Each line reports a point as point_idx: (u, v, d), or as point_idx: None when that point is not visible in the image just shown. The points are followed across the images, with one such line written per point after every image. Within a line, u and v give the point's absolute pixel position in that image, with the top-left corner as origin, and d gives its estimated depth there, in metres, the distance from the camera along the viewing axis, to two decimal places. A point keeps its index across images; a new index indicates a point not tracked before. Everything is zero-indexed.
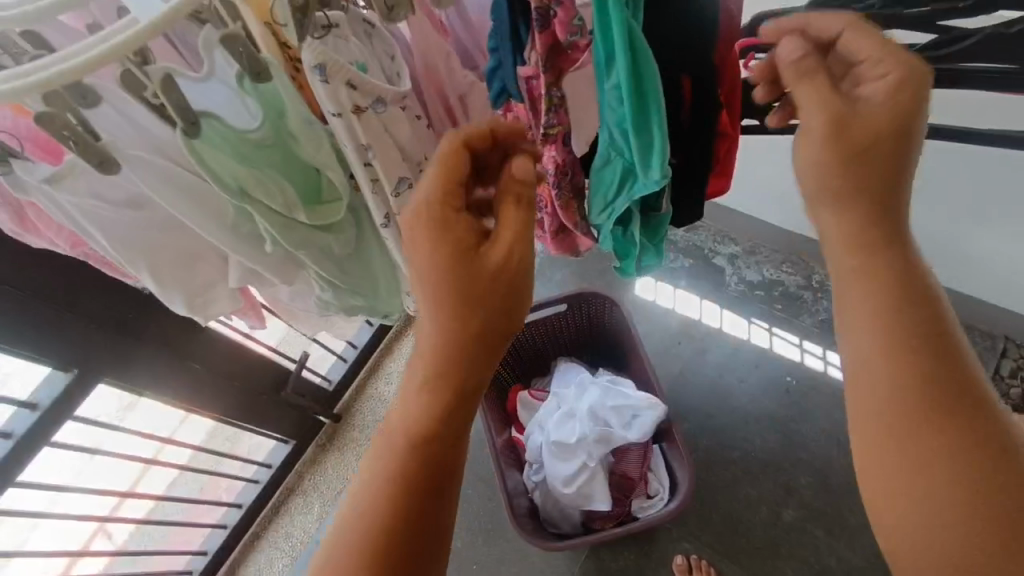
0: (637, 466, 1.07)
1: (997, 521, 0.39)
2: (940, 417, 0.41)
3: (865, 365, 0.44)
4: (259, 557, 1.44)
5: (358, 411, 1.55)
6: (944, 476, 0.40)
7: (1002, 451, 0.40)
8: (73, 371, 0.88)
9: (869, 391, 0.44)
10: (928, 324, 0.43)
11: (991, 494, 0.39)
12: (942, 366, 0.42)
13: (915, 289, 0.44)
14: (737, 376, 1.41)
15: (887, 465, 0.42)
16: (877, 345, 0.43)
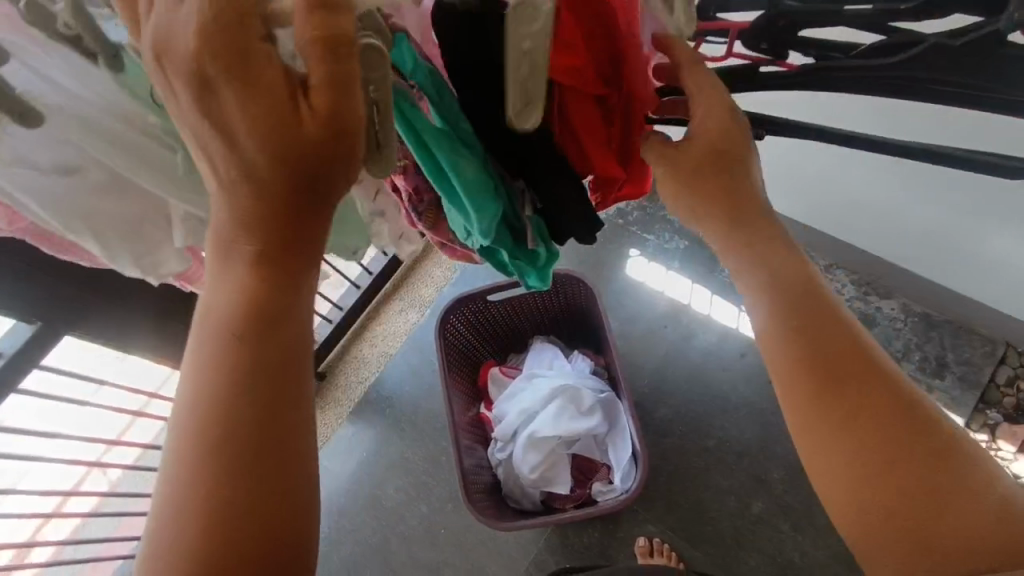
0: (599, 450, 1.06)
1: (911, 470, 0.41)
2: (832, 393, 0.44)
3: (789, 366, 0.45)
4: None
5: (342, 371, 1.57)
6: (856, 453, 0.42)
7: (913, 409, 0.43)
8: (36, 324, 0.88)
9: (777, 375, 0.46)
10: (820, 313, 0.46)
11: (911, 443, 0.42)
12: (845, 353, 0.44)
13: (793, 281, 0.47)
14: (720, 364, 1.38)
15: (815, 454, 0.44)
16: (792, 356, 0.45)
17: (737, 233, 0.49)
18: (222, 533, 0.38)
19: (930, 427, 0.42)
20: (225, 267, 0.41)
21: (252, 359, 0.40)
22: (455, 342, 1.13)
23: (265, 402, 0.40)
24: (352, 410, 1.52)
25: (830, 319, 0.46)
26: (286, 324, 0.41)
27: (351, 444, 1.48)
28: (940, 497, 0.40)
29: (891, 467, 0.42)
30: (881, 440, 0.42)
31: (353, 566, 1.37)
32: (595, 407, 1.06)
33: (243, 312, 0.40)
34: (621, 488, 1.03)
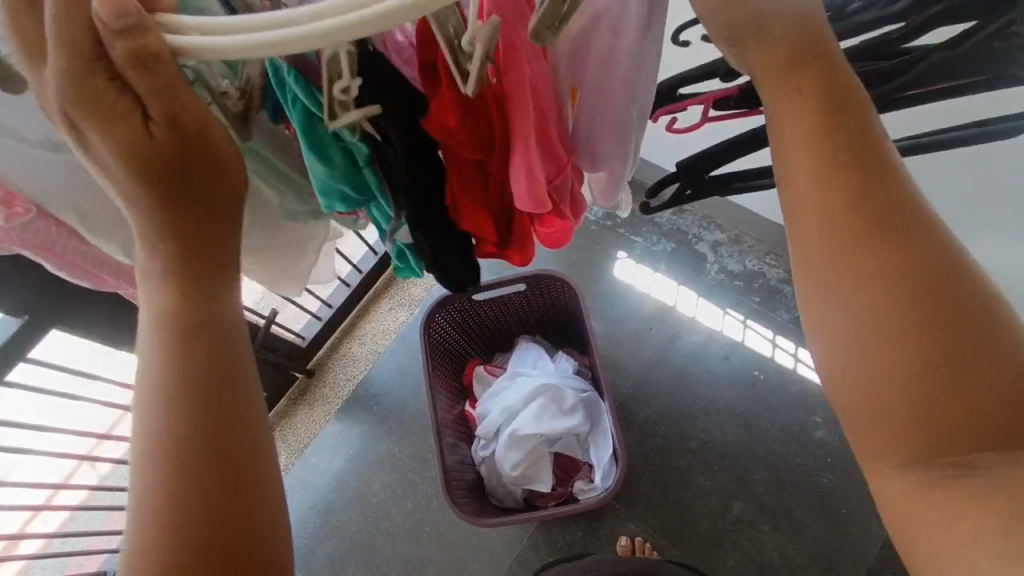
0: (580, 449, 1.08)
1: (945, 349, 0.36)
2: (891, 260, 0.37)
3: (811, 219, 0.39)
4: None
5: (332, 368, 1.58)
6: (905, 348, 0.36)
7: (955, 280, 0.37)
8: (22, 318, 0.89)
9: (808, 227, 0.39)
10: (875, 182, 0.38)
11: (946, 320, 0.36)
12: (899, 227, 0.38)
13: (849, 130, 0.39)
14: (704, 366, 1.39)
15: (837, 318, 0.38)
16: (830, 207, 0.38)
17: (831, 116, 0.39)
18: (188, 518, 0.38)
19: (971, 301, 0.36)
20: (154, 294, 0.44)
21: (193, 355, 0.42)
22: (439, 341, 1.14)
23: (220, 397, 0.41)
24: (340, 407, 1.53)
25: (890, 190, 0.38)
26: (216, 337, 0.43)
27: (339, 440, 1.49)
28: (990, 395, 0.35)
29: (939, 366, 0.35)
30: (936, 333, 0.36)
31: (338, 562, 1.38)
32: (577, 406, 1.07)
33: (172, 316, 0.43)
34: (602, 487, 1.04)
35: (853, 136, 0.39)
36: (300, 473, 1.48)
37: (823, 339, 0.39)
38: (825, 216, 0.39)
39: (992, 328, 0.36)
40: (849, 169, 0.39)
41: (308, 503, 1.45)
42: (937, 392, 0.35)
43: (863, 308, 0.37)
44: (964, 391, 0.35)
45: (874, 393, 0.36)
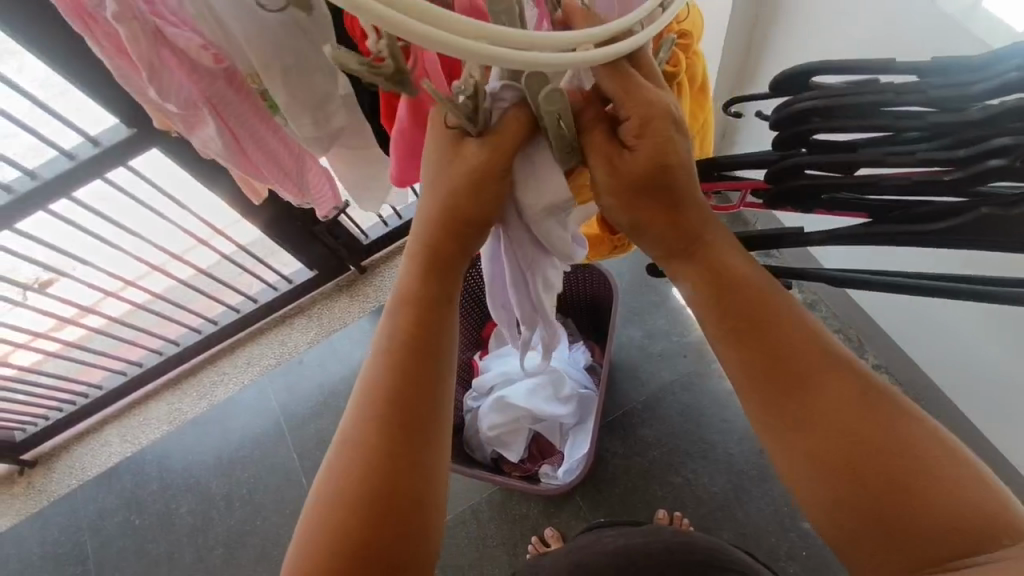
0: (559, 436, 1.10)
1: (872, 476, 0.46)
2: (801, 405, 0.50)
3: (739, 367, 0.53)
4: (254, 348, 1.66)
5: (381, 272, 1.67)
6: (833, 473, 0.48)
7: (859, 398, 0.49)
8: (132, 129, 1.00)
9: (739, 389, 0.54)
10: (790, 347, 0.51)
11: (859, 447, 0.47)
12: (805, 374, 0.50)
13: (728, 283, 0.54)
14: (719, 413, 1.35)
15: (791, 465, 0.50)
16: (743, 365, 0.53)
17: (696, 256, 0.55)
18: (347, 519, 0.49)
19: (871, 423, 0.48)
20: (388, 326, 0.57)
21: (397, 386, 0.54)
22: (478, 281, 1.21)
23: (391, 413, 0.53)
24: (376, 309, 1.63)
25: (778, 341, 0.52)
26: (406, 367, 0.55)
27: (364, 336, 1.61)
28: (915, 486, 0.45)
29: (883, 500, 0.46)
30: (865, 464, 0.47)
31: (324, 440, 1.51)
32: (572, 398, 1.09)
33: (407, 346, 0.55)
34: (561, 479, 1.07)
35: (732, 278, 0.54)
36: (322, 351, 1.61)
37: (784, 479, 0.51)
38: (743, 388, 0.53)
39: (899, 431, 0.47)
40: (738, 317, 0.53)
41: (320, 379, 1.58)
42: (876, 511, 0.46)
43: (781, 448, 0.51)
44: (895, 503, 0.45)
45: (827, 510, 0.48)
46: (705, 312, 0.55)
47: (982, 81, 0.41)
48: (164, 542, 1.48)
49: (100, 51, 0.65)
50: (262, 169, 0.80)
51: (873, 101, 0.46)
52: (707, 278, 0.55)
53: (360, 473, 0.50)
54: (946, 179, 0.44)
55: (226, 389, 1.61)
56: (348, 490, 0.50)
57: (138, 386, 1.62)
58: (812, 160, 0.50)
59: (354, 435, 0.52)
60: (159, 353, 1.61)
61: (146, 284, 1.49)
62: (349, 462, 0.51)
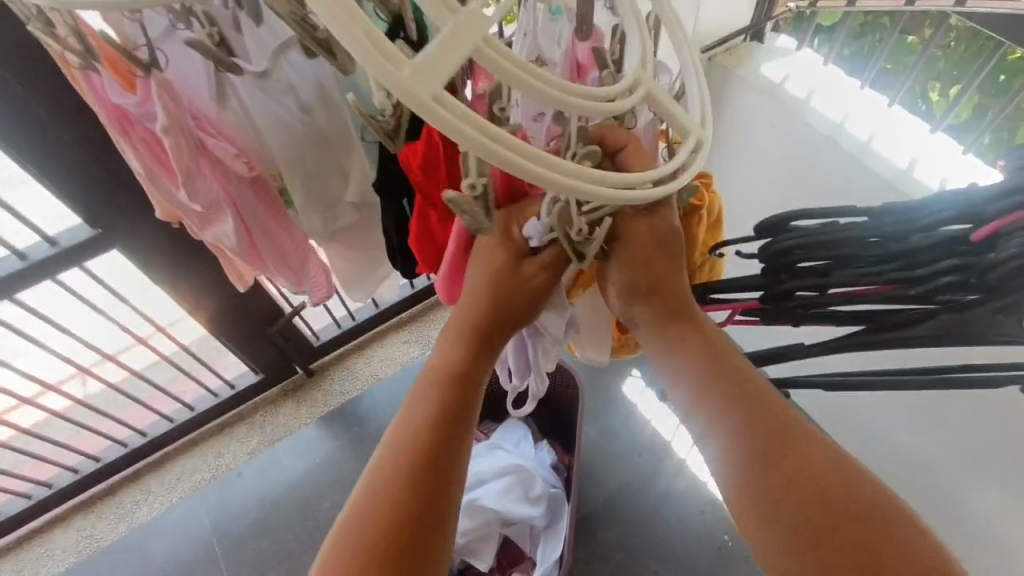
0: (530, 541, 1.08)
1: (847, 551, 0.46)
2: (781, 477, 0.50)
3: (718, 441, 0.53)
4: (186, 461, 1.53)
5: (330, 376, 1.62)
6: (813, 552, 0.47)
7: (830, 471, 0.49)
8: (95, 230, 0.99)
9: (717, 461, 0.53)
10: (769, 420, 0.52)
11: (832, 521, 0.47)
12: (784, 447, 0.51)
13: (714, 356, 0.55)
14: (678, 509, 1.37)
15: (768, 539, 0.49)
16: (722, 436, 0.52)
17: (683, 328, 0.56)
18: None
19: (844, 497, 0.48)
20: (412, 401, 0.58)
21: (410, 467, 0.53)
22: None
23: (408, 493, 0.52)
24: (324, 414, 1.57)
25: (760, 406, 0.53)
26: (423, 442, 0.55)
27: (311, 444, 1.53)
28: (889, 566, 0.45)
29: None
30: (841, 540, 0.47)
31: (262, 562, 1.38)
32: (542, 498, 1.08)
33: (427, 421, 0.56)
34: None
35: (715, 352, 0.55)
36: (263, 463, 1.51)
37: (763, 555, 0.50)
38: (720, 449, 0.52)
39: (868, 503, 0.48)
40: (721, 390, 0.53)
41: (259, 493, 1.47)
42: None
43: (759, 508, 0.50)
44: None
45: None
46: (683, 372, 0.55)
47: (926, 218, 0.49)
48: None
49: (131, 153, 0.64)
50: (268, 263, 0.82)
51: (841, 233, 0.53)
52: (696, 344, 0.56)
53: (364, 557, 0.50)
54: (910, 294, 0.50)
55: (149, 509, 1.46)
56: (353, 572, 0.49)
57: (44, 508, 1.43)
58: (797, 285, 0.56)
59: (364, 513, 0.52)
60: (75, 470, 1.45)
61: (72, 390, 1.37)
62: (354, 542, 0.51)
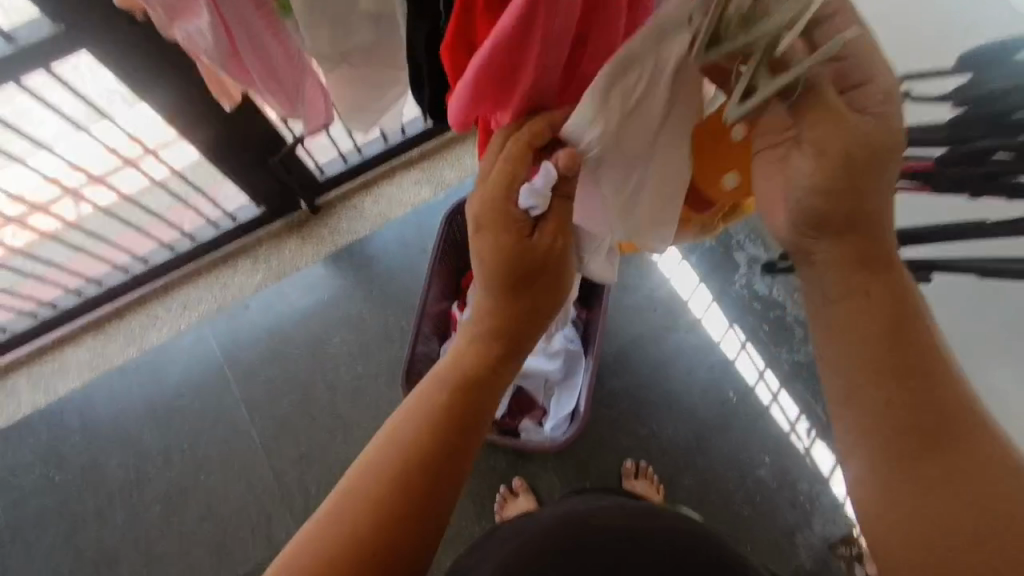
0: (544, 393, 1.08)
1: (966, 517, 0.48)
2: (917, 436, 0.51)
3: (861, 393, 0.53)
4: (190, 290, 1.50)
5: (336, 213, 1.53)
6: (927, 512, 0.50)
7: (970, 447, 0.50)
8: (58, 25, 0.83)
9: (853, 406, 0.54)
10: (919, 385, 0.52)
11: (955, 486, 0.49)
12: (931, 410, 0.51)
13: (882, 311, 0.53)
14: (686, 368, 1.37)
15: (891, 488, 0.51)
16: (869, 388, 0.53)
17: (858, 275, 0.54)
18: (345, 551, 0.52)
19: (976, 468, 0.50)
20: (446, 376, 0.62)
21: (435, 445, 0.57)
22: (458, 232, 1.13)
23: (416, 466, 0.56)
24: (331, 253, 1.51)
25: (921, 368, 0.52)
26: (445, 428, 0.58)
27: (319, 281, 1.49)
28: (1004, 541, 0.47)
29: (973, 546, 0.47)
30: (961, 505, 0.49)
31: (274, 390, 1.41)
32: (560, 353, 1.06)
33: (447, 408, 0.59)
34: (544, 434, 1.06)
35: (886, 306, 0.53)
36: (270, 297, 1.48)
37: (869, 500, 0.53)
38: (863, 398, 0.53)
39: (996, 480, 0.49)
40: (884, 346, 0.53)
41: (267, 325, 1.46)
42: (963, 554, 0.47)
43: (879, 454, 0.52)
44: (984, 550, 0.47)
45: (887, 511, 0.51)
46: (847, 308, 0.54)
47: None
48: (93, 501, 1.35)
49: None
50: (253, 75, 0.69)
51: None
52: (862, 296, 0.54)
53: (372, 510, 0.53)
54: None
55: (158, 335, 1.46)
56: (359, 522, 0.53)
57: (52, 326, 1.43)
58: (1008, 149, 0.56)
59: (377, 469, 0.56)
60: (77, 293, 1.41)
61: (60, 213, 1.24)
62: (376, 487, 0.55)
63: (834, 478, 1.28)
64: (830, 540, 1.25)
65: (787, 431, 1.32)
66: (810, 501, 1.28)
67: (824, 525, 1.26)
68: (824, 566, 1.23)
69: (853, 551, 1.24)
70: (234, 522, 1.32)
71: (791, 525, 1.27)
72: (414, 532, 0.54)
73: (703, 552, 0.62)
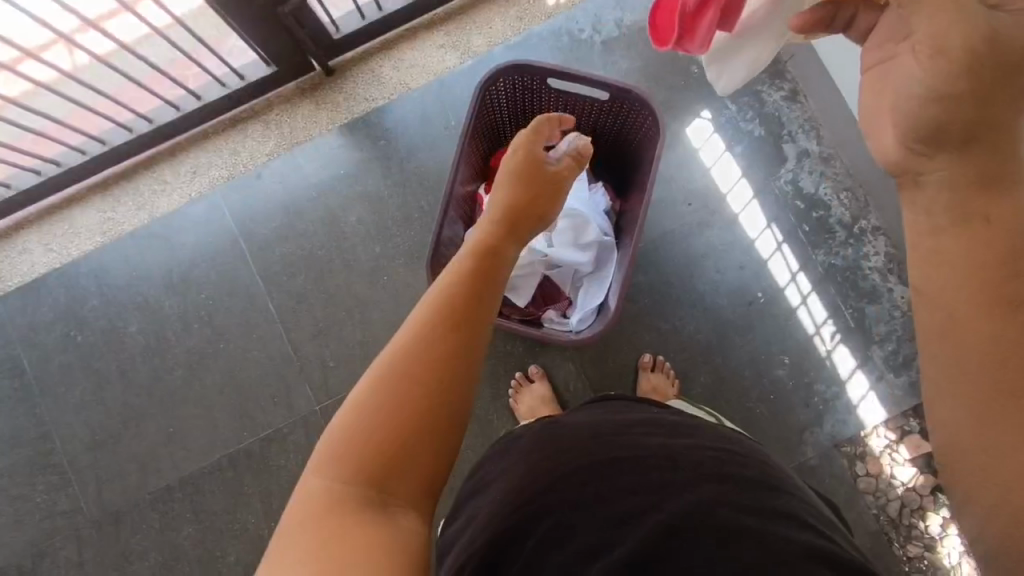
0: (572, 284, 1.04)
1: None
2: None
3: (951, 275, 0.50)
4: (199, 155, 1.42)
5: (353, 77, 1.41)
6: (1016, 405, 0.46)
7: None
8: None
9: (947, 290, 0.50)
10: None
11: None
12: None
13: (991, 198, 0.49)
14: (715, 265, 1.32)
15: (973, 378, 0.48)
16: (972, 274, 0.49)
17: (975, 157, 0.49)
18: (385, 423, 0.50)
19: None
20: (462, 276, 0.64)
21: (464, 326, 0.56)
22: (490, 104, 1.01)
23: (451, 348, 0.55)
24: (348, 122, 1.40)
25: None
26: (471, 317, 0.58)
27: (334, 152, 1.40)
28: None
29: None
30: None
31: (290, 264, 1.38)
32: (593, 244, 1.02)
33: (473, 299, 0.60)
34: (568, 325, 1.03)
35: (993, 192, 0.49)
36: (284, 166, 1.40)
37: (944, 391, 0.49)
38: (961, 283, 0.49)
39: None
40: (990, 228, 0.49)
41: (280, 196, 1.39)
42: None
43: (969, 345, 0.48)
44: None
45: (967, 440, 0.48)
46: (953, 239, 0.50)
47: None
48: (115, 361, 1.37)
49: None
50: None
51: None
52: (973, 174, 0.50)
53: (411, 384, 0.52)
54: None
55: (169, 201, 1.40)
56: (401, 394, 0.51)
57: (58, 186, 1.37)
58: None
59: (416, 348, 0.54)
60: (81, 152, 1.33)
61: (57, 60, 1.18)
62: (416, 361, 0.53)
63: (851, 382, 1.28)
64: (838, 440, 1.27)
65: (811, 334, 1.30)
66: (824, 403, 1.28)
67: (834, 426, 1.27)
68: (827, 463, 1.27)
69: (857, 450, 1.27)
70: (254, 389, 1.35)
71: (801, 424, 1.28)
72: (458, 424, 0.53)
73: (745, 466, 0.59)
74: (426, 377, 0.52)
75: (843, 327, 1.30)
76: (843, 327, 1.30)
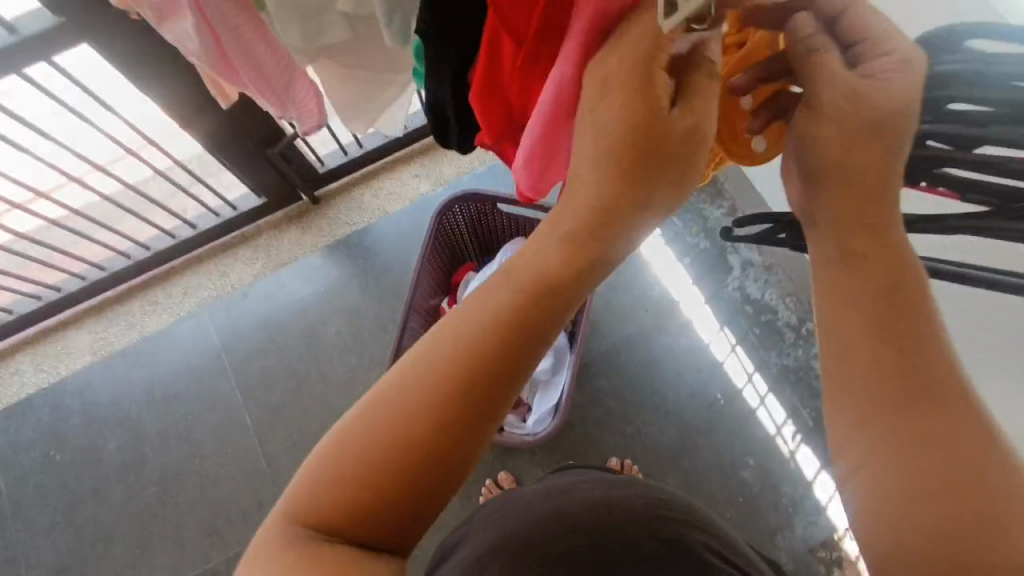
0: (530, 389, 1.11)
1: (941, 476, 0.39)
2: (903, 382, 0.41)
3: (846, 324, 0.43)
4: (191, 277, 1.53)
5: (336, 205, 1.55)
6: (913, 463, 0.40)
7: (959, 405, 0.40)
8: (60, 18, 0.86)
9: (838, 342, 0.44)
10: (907, 322, 0.42)
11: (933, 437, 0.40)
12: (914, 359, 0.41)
13: (870, 226, 0.43)
14: (674, 369, 1.38)
15: (868, 434, 0.41)
16: (852, 319, 0.43)
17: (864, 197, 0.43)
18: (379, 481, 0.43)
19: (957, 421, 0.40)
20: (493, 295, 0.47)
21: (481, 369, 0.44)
22: (446, 227, 1.14)
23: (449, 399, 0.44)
24: (329, 243, 1.53)
25: (907, 306, 0.42)
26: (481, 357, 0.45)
27: (316, 272, 1.51)
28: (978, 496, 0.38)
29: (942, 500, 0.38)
30: (932, 459, 0.39)
31: (269, 378, 1.44)
32: (548, 351, 1.09)
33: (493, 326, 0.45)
34: (527, 430, 1.08)
35: (874, 228, 0.43)
36: (269, 285, 1.51)
37: (846, 448, 0.43)
38: (841, 329, 0.44)
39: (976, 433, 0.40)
40: (873, 269, 0.43)
41: (264, 313, 1.48)
42: (932, 504, 0.39)
43: (860, 398, 0.42)
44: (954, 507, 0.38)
45: (890, 528, 0.40)
46: (833, 280, 0.44)
47: None
48: (90, 480, 1.38)
49: None
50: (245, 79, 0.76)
51: None
52: (861, 208, 0.43)
53: (391, 443, 0.43)
54: None
55: (159, 320, 1.49)
56: (386, 457, 0.43)
57: (56, 310, 1.46)
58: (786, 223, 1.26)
59: (410, 395, 0.44)
60: (80, 277, 1.44)
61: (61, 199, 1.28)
62: (412, 410, 0.44)
63: (818, 483, 1.29)
64: (811, 544, 1.26)
65: (773, 435, 1.33)
66: (793, 505, 1.28)
67: (805, 529, 1.27)
68: (803, 569, 1.25)
69: (832, 555, 1.25)
70: (225, 504, 1.36)
71: (772, 528, 1.28)
72: (446, 474, 0.44)
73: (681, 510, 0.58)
74: (408, 447, 0.43)
75: (804, 427, 1.33)
76: (804, 427, 1.33)
